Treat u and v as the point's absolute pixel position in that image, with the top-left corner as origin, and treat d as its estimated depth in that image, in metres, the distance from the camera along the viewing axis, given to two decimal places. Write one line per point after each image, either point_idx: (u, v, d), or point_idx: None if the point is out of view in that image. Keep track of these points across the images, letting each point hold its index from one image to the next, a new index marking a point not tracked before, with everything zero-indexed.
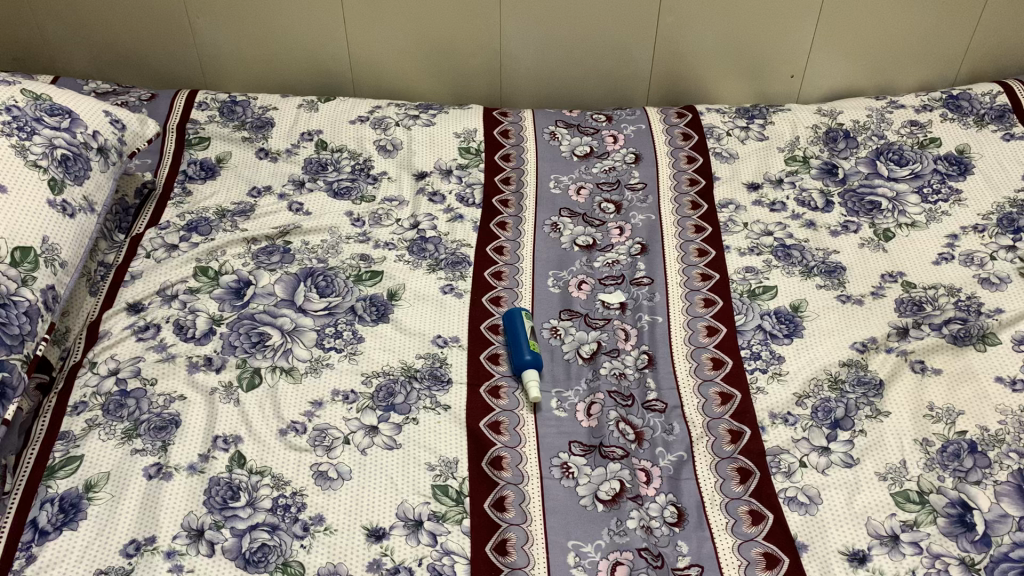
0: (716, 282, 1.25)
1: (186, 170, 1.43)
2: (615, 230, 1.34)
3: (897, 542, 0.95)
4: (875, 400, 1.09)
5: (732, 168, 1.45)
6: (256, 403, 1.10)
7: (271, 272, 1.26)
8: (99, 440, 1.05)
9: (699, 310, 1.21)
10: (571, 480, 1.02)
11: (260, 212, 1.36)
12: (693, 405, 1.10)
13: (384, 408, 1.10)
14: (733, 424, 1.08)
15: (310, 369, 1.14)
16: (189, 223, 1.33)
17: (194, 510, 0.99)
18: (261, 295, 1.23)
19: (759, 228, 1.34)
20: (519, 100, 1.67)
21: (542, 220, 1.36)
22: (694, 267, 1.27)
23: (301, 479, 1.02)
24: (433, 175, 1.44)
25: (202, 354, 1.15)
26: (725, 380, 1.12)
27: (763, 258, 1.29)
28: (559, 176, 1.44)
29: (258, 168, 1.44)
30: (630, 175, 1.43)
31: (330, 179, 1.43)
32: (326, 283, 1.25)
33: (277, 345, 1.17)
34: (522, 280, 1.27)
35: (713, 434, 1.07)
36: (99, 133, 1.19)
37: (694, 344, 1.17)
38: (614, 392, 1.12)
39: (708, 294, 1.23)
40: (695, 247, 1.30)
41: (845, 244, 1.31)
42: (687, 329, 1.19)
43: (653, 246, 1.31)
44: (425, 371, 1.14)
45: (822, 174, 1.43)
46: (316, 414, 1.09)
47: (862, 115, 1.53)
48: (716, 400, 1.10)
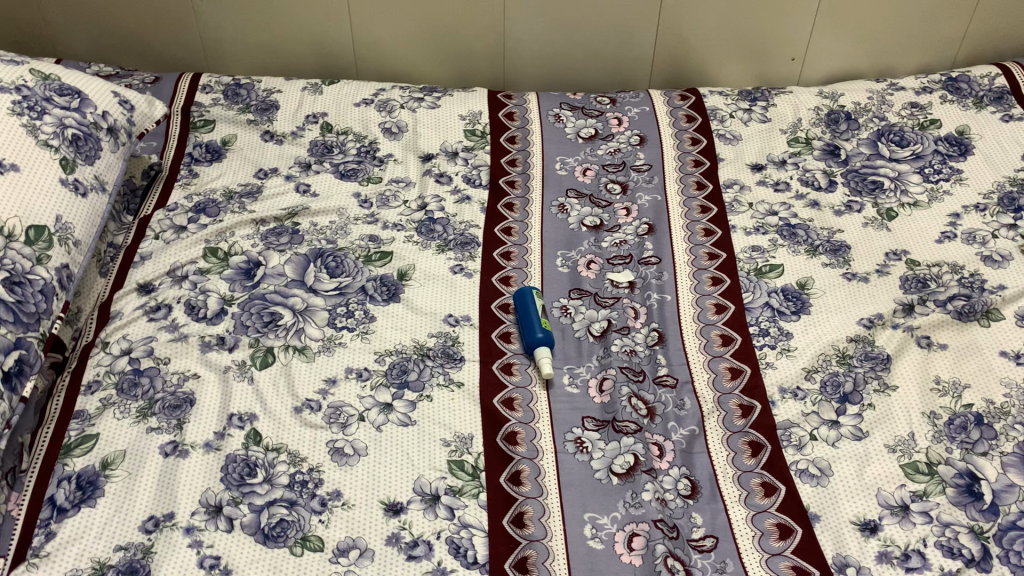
0: (723, 261, 1.26)
1: (192, 153, 1.43)
2: (622, 211, 1.35)
3: (907, 512, 0.97)
4: (883, 375, 1.10)
5: (736, 149, 1.46)
6: (270, 381, 1.11)
7: (281, 253, 1.26)
8: (115, 418, 1.06)
9: (707, 288, 1.22)
10: (586, 454, 1.04)
11: (267, 194, 1.36)
12: (703, 381, 1.11)
13: (398, 386, 1.11)
14: (744, 399, 1.09)
15: (323, 347, 1.15)
16: (197, 205, 1.33)
17: (211, 487, 1.00)
18: (271, 276, 1.23)
19: (764, 208, 1.35)
20: (522, 83, 1.68)
21: (549, 201, 1.37)
22: (701, 247, 1.28)
23: (316, 456, 1.04)
24: (438, 157, 1.45)
25: (214, 334, 1.16)
26: (734, 356, 1.13)
27: (770, 237, 1.30)
28: (564, 158, 1.44)
29: (263, 151, 1.44)
30: (636, 157, 1.44)
31: (336, 162, 1.43)
32: (335, 264, 1.25)
33: (289, 324, 1.17)
34: (531, 260, 1.27)
35: (724, 409, 1.08)
36: (109, 113, 1.18)
37: (703, 321, 1.18)
38: (626, 368, 1.12)
39: (715, 273, 1.24)
40: (702, 227, 1.32)
41: (850, 223, 1.32)
42: (696, 307, 1.20)
43: (660, 226, 1.32)
44: (437, 349, 1.15)
45: (825, 155, 1.44)
46: (329, 392, 1.10)
47: (863, 97, 1.54)
48: (726, 375, 1.11)
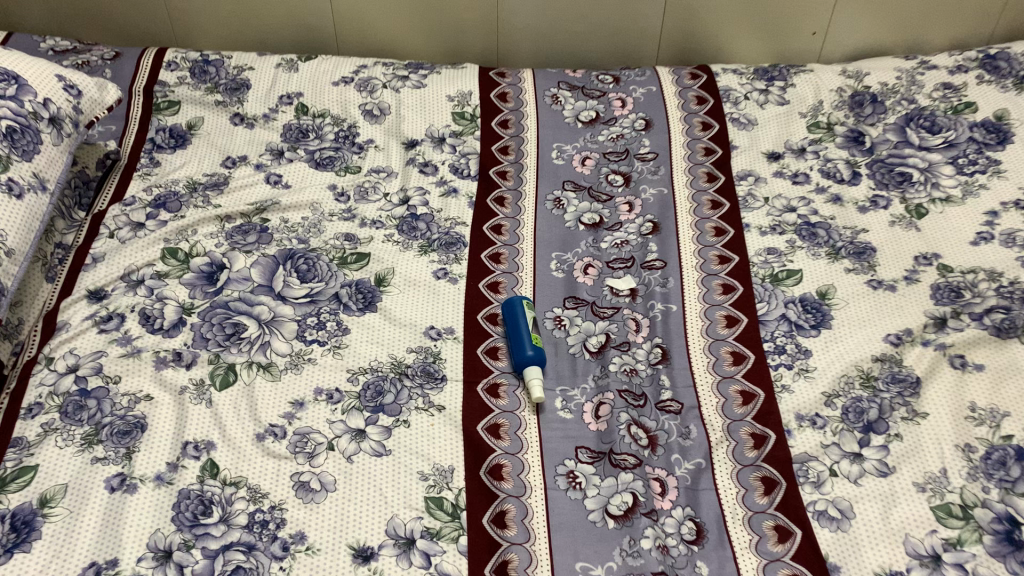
0: (735, 265, 1.14)
1: (154, 138, 1.30)
2: (624, 207, 1.23)
3: (939, 563, 0.86)
4: (912, 401, 0.99)
5: (751, 136, 1.33)
6: (231, 404, 1.00)
7: (247, 254, 1.15)
8: (57, 447, 0.96)
9: (717, 297, 1.10)
10: (579, 492, 0.93)
11: (234, 185, 1.24)
12: (711, 405, 1.00)
13: (372, 410, 1.00)
14: (756, 427, 0.98)
15: (290, 365, 1.04)
16: (157, 198, 1.21)
17: (161, 528, 0.90)
18: (235, 280, 1.12)
19: (781, 203, 1.23)
20: (518, 58, 1.54)
21: (544, 195, 1.25)
22: (711, 248, 1.16)
23: (279, 492, 0.93)
24: (424, 144, 1.32)
25: (170, 348, 1.05)
26: (746, 378, 1.02)
27: (787, 237, 1.18)
28: (562, 145, 1.32)
29: (232, 136, 1.32)
30: (640, 144, 1.32)
31: (311, 148, 1.31)
32: (307, 267, 1.13)
33: (254, 336, 1.06)
34: (523, 263, 1.16)
35: (734, 439, 0.97)
36: (51, 101, 1.06)
37: (712, 337, 1.06)
38: (625, 392, 1.01)
39: (727, 279, 1.12)
40: (712, 225, 1.19)
41: (875, 221, 1.20)
42: (704, 319, 1.08)
43: (666, 224, 1.20)
44: (416, 367, 1.04)
45: (848, 143, 1.32)
46: (296, 416, 0.99)
47: (891, 77, 1.40)
48: (737, 399, 1.00)
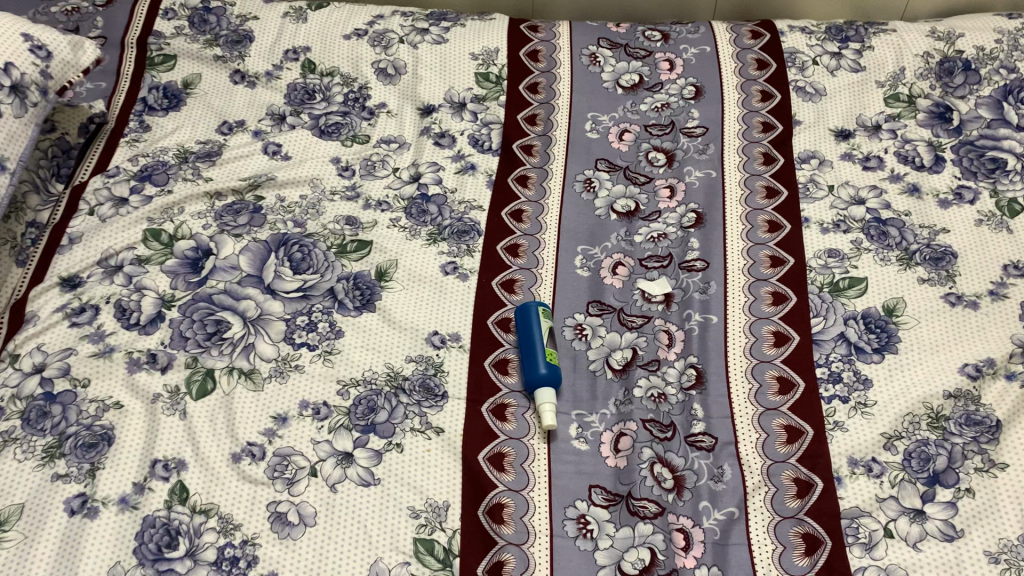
0: (789, 269, 0.99)
1: (146, 98, 1.18)
2: (664, 192, 1.07)
3: None
4: (989, 449, 0.84)
5: (817, 109, 1.15)
6: (207, 416, 0.90)
7: (236, 238, 1.03)
8: (15, 460, 0.86)
9: (765, 309, 0.95)
10: (589, 542, 0.81)
11: (228, 156, 1.12)
12: (749, 443, 0.87)
13: (362, 430, 0.88)
14: (802, 472, 0.84)
15: (274, 372, 0.92)
16: (143, 169, 1.10)
17: (121, 561, 0.81)
18: (221, 269, 1.00)
19: (847, 193, 1.06)
20: (555, 9, 1.38)
21: (573, 176, 1.10)
22: (762, 248, 1.01)
23: (253, 524, 0.83)
24: (441, 110, 1.18)
25: (145, 348, 0.94)
26: (792, 411, 0.88)
27: (851, 236, 1.01)
28: (597, 116, 1.16)
29: (231, 97, 1.19)
30: (688, 116, 1.15)
31: (316, 112, 1.18)
32: (301, 256, 1.01)
33: (237, 337, 0.95)
34: (544, 257, 1.02)
35: (774, 485, 0.84)
36: (14, 66, 0.94)
37: (756, 357, 0.92)
38: (651, 422, 0.88)
39: (777, 287, 0.97)
40: (765, 218, 1.04)
41: (958, 219, 1.03)
42: (748, 335, 0.94)
43: (711, 215, 1.04)
44: (415, 380, 0.92)
45: (931, 120, 1.13)
46: (277, 434, 0.88)
47: (989, 39, 1.20)
48: (780, 436, 0.87)
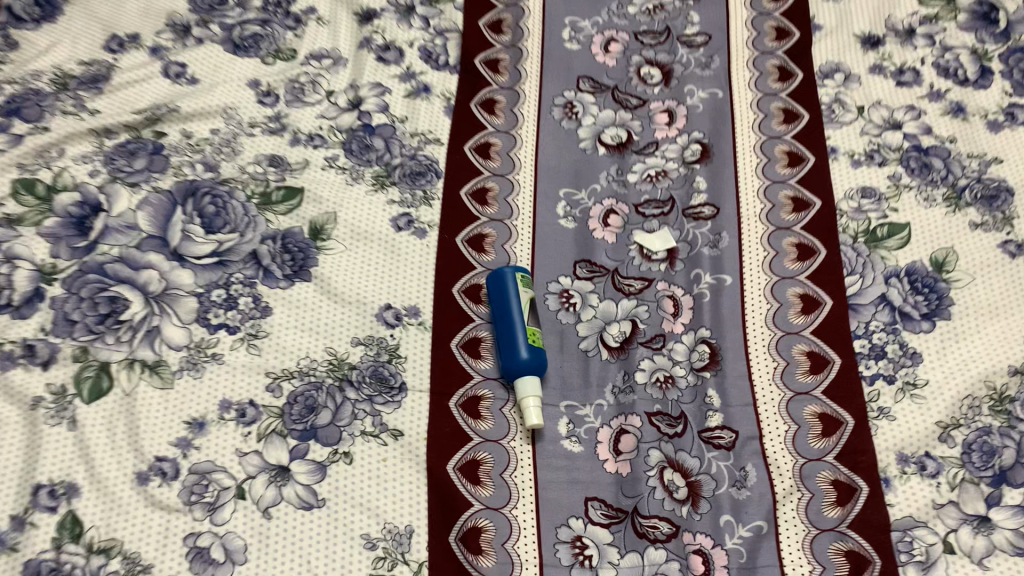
0: (816, 213, 0.81)
1: (11, 6, 0.92)
2: (661, 117, 0.92)
3: None
4: None
5: (839, 11, 0.96)
6: (103, 424, 0.68)
7: (132, 188, 0.80)
8: None
9: (788, 265, 0.79)
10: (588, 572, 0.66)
11: (118, 81, 0.88)
12: (777, 437, 0.71)
13: (301, 436, 0.70)
14: (841, 473, 0.69)
15: (187, 364, 0.72)
16: (7, 99, 0.84)
17: None
18: (114, 229, 0.77)
19: (880, 115, 0.88)
20: None
21: (551, 99, 0.93)
22: (782, 187, 0.84)
23: (168, 567, 0.64)
24: (384, 17, 0.97)
25: (18, 338, 0.70)
26: (828, 395, 0.72)
27: (887, 171, 0.84)
28: (576, 20, 0.99)
29: (121, 4, 0.95)
30: (685, 20, 0.98)
31: (229, 22, 0.95)
32: (214, 211, 0.80)
33: (137, 320, 0.73)
34: (519, 204, 0.85)
35: (807, 490, 0.69)
36: None
37: (781, 328, 0.76)
38: (658, 416, 0.72)
39: (802, 237, 0.80)
40: (783, 149, 0.86)
41: (1012, 145, 0.85)
42: (771, 300, 0.77)
43: (719, 148, 0.88)
44: (364, 371, 0.74)
45: (975, 22, 0.94)
46: (194, 445, 0.69)
47: None
48: (814, 428, 0.71)
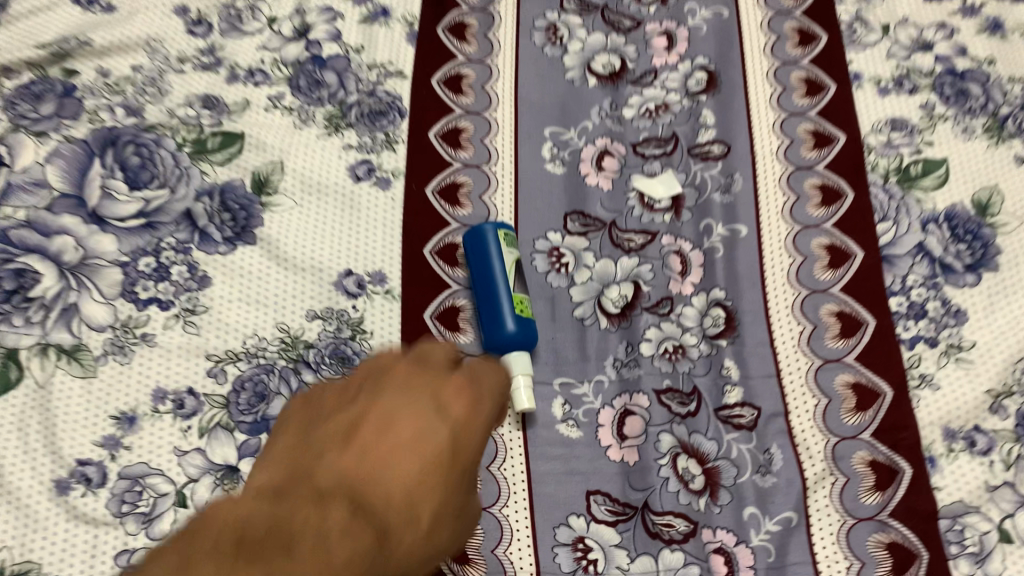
0: (840, 149, 0.71)
1: None
2: (660, 41, 0.80)
3: None
4: None
5: None
6: (10, 423, 0.55)
7: (39, 136, 0.66)
8: None
9: (811, 212, 0.68)
10: None
11: (17, 10, 0.74)
12: (805, 413, 0.62)
13: (251, 430, 0.60)
14: (880, 452, 0.60)
15: (112, 348, 0.59)
16: None
17: None
18: (20, 187, 0.63)
19: (908, 34, 0.77)
20: None
21: (531, 20, 0.81)
22: (801, 120, 0.73)
23: None
24: None
25: None
26: (862, 362, 0.63)
27: (919, 99, 0.73)
28: None
29: None
30: None
31: None
32: (140, 164, 0.67)
33: (51, 299, 0.60)
34: (497, 146, 0.73)
35: (841, 472, 0.60)
36: None
37: (806, 286, 0.66)
38: (668, 393, 0.63)
39: (826, 177, 0.70)
40: (800, 75, 0.75)
41: None
42: (793, 253, 0.67)
43: (728, 76, 0.77)
44: (322, 350, 0.63)
45: None
46: (124, 443, 0.57)
47: None
48: (847, 401, 0.62)
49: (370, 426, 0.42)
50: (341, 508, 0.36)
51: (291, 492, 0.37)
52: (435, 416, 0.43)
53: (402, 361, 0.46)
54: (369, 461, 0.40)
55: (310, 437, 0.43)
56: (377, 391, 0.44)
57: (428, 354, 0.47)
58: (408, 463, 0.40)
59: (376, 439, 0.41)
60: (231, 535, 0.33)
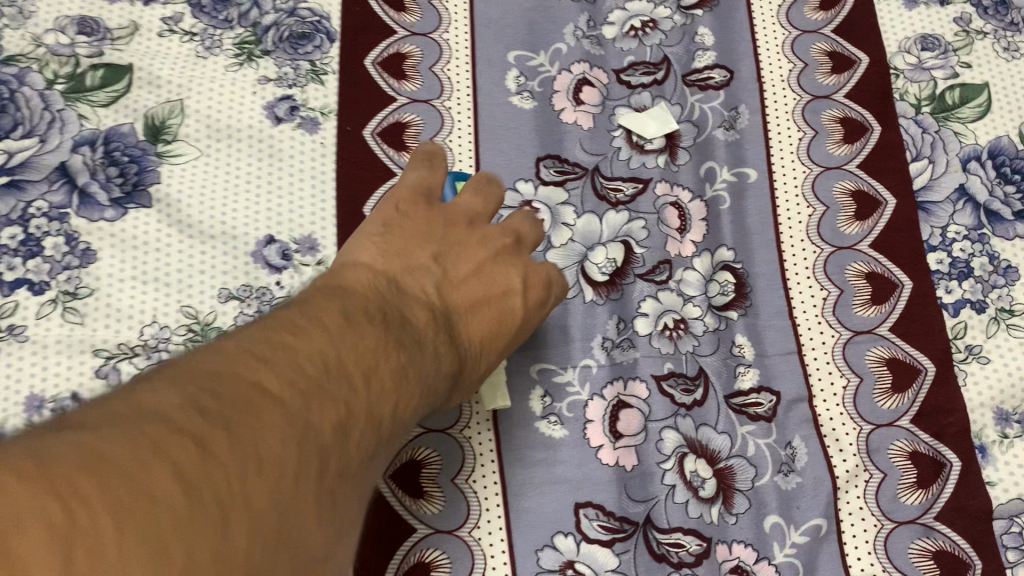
0: (863, 73, 0.59)
1: None
2: None
3: None
4: None
5: None
6: None
7: None
8: None
9: (831, 151, 0.57)
10: None
11: None
12: (831, 398, 0.51)
13: None
14: (922, 442, 0.50)
15: None
16: None
17: None
18: None
19: None
20: None
21: None
22: (815, 38, 0.61)
23: None
24: None
25: None
26: (899, 333, 0.52)
27: (954, 11, 0.62)
28: None
29: None
30: None
31: None
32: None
33: None
34: (450, 74, 0.60)
35: (878, 469, 0.49)
36: None
37: (828, 242, 0.55)
38: (668, 379, 0.52)
39: (847, 108, 0.58)
40: None
41: None
42: (811, 203, 0.56)
43: None
44: None
45: None
46: None
47: None
48: (882, 381, 0.51)
49: (468, 267, 0.46)
50: (439, 346, 0.40)
51: (400, 311, 0.39)
52: (524, 290, 0.47)
53: (502, 231, 0.48)
54: (461, 292, 0.45)
55: (414, 244, 0.45)
56: (477, 248, 0.47)
57: (522, 230, 0.49)
58: (489, 311, 0.45)
59: (471, 279, 0.45)
60: (363, 350, 0.34)
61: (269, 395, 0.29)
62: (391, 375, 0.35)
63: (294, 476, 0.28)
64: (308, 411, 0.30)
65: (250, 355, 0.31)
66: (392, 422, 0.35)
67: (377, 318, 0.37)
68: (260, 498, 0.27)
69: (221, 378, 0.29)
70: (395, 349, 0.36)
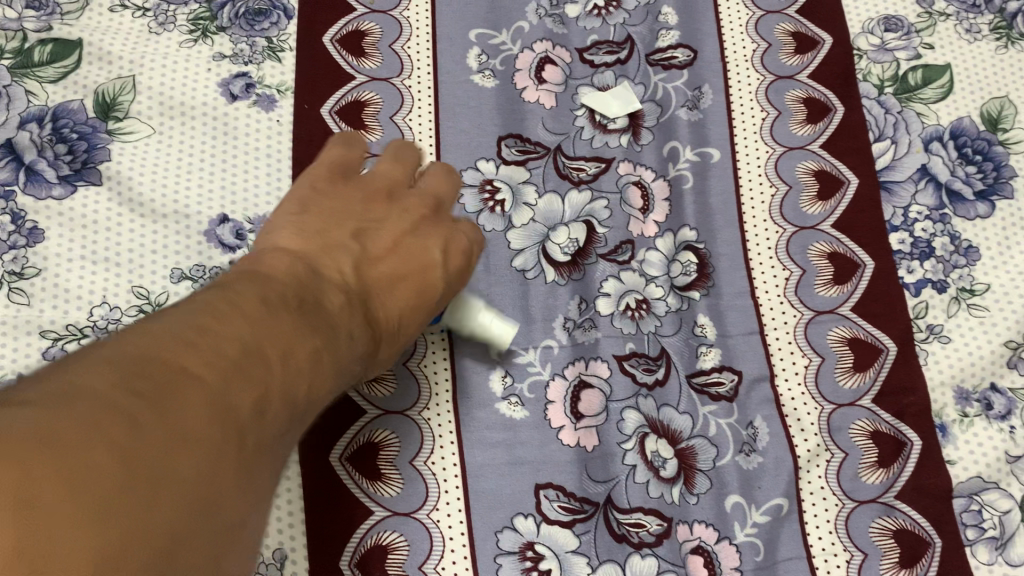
0: (826, 54, 0.59)
1: None
2: None
3: None
4: None
5: None
6: None
7: None
8: None
9: (794, 131, 0.57)
10: None
11: None
12: (793, 377, 0.51)
13: None
14: (882, 420, 0.50)
15: None
16: None
17: None
18: None
19: None
20: None
21: None
22: (779, 18, 0.61)
23: None
24: None
25: None
26: (860, 312, 0.52)
27: None
28: None
29: None
30: None
31: None
32: None
33: None
34: (410, 53, 0.59)
35: (839, 448, 0.49)
36: None
37: (790, 222, 0.55)
38: (630, 359, 0.51)
39: (810, 89, 0.58)
40: None
41: None
42: (773, 184, 0.56)
43: None
44: None
45: None
46: None
47: None
48: (843, 361, 0.51)
49: (390, 240, 0.43)
50: (357, 326, 0.37)
51: (320, 291, 0.36)
52: (445, 260, 0.44)
53: (421, 198, 0.46)
54: (386, 264, 0.42)
55: (333, 224, 0.42)
56: (396, 220, 0.44)
57: (440, 193, 0.47)
58: (410, 284, 0.42)
59: (392, 252, 0.43)
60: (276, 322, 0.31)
61: (179, 374, 0.26)
62: (309, 352, 0.32)
63: (211, 460, 0.25)
64: (226, 393, 0.27)
65: (164, 333, 0.27)
66: (307, 399, 0.32)
67: (293, 299, 0.33)
68: (189, 489, 0.24)
69: (136, 360, 0.25)
70: (312, 327, 0.33)
